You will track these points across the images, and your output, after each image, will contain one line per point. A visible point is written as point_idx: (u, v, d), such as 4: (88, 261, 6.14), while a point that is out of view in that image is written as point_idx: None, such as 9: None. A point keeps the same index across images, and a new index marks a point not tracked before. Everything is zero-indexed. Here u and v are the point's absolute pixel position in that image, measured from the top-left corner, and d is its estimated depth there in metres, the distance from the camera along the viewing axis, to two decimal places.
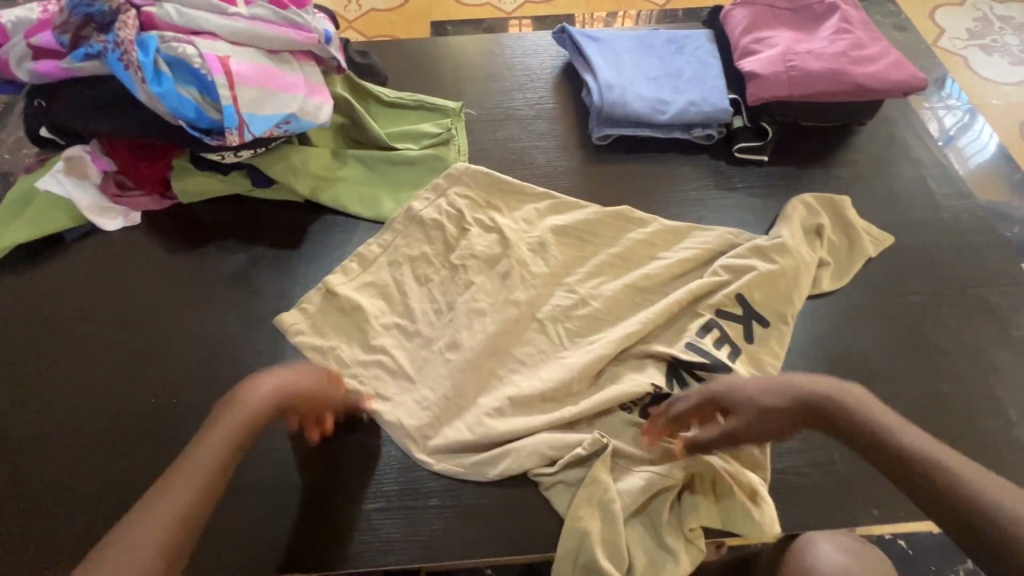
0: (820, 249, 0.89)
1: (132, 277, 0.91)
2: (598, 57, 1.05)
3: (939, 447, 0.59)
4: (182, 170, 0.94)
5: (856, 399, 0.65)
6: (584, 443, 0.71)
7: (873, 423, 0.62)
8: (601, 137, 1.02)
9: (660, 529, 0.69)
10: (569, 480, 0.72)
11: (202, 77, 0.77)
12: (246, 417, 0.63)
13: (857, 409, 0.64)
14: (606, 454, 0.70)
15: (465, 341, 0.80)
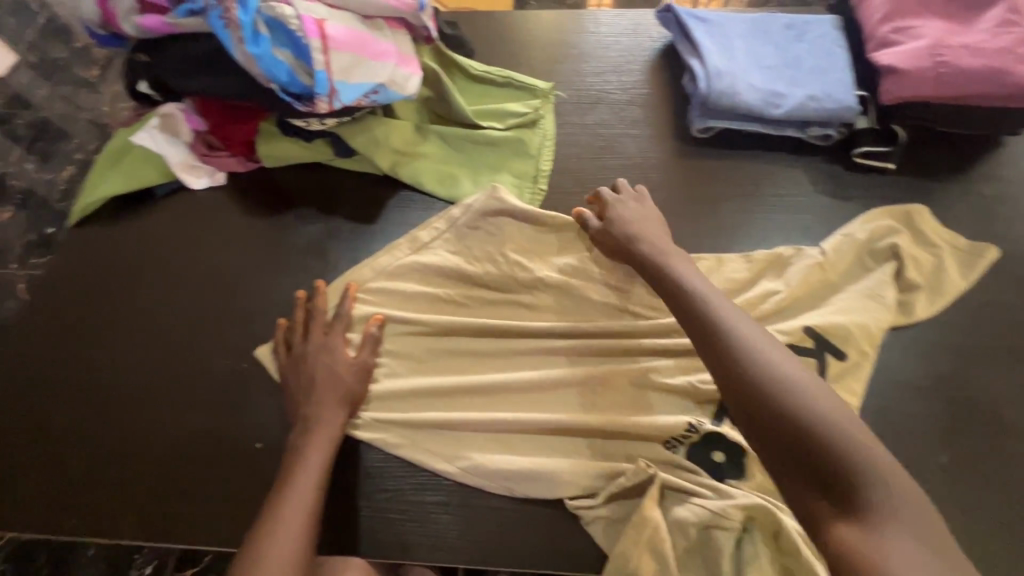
0: (933, 275, 0.81)
1: (217, 237, 0.92)
2: (707, 41, 0.96)
3: (823, 397, 0.57)
4: (270, 134, 0.93)
5: (758, 336, 0.63)
6: (626, 473, 0.67)
7: (796, 393, 0.57)
8: (702, 130, 0.93)
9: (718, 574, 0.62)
10: (616, 515, 0.66)
11: (297, 40, 0.74)
12: (328, 444, 0.67)
13: (756, 347, 0.61)
14: (654, 487, 0.65)
15: (537, 338, 0.77)
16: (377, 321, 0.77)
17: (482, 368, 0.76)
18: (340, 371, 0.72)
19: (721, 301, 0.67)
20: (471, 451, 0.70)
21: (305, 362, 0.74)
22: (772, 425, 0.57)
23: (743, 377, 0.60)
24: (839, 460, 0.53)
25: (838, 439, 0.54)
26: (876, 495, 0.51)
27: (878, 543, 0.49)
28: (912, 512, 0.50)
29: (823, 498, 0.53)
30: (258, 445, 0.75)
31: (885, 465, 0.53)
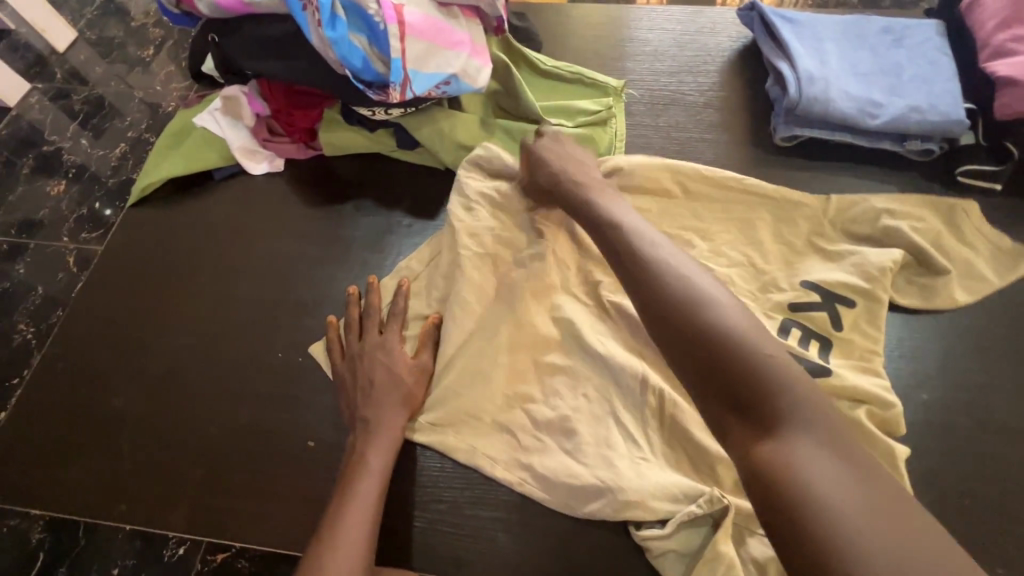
0: None
1: (273, 225, 0.90)
2: (797, 43, 0.89)
3: (728, 311, 0.54)
4: (333, 122, 0.91)
5: (670, 259, 0.59)
6: (699, 499, 0.60)
7: (717, 324, 0.53)
8: (787, 138, 0.87)
9: None
10: (687, 549, 0.60)
11: (375, 26, 0.72)
12: (388, 450, 0.65)
13: (669, 270, 0.58)
14: (728, 520, 0.58)
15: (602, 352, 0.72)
16: (434, 320, 0.74)
17: (544, 379, 0.71)
18: (399, 373, 0.70)
19: (639, 229, 0.64)
20: (533, 466, 0.66)
21: (362, 360, 0.71)
22: (685, 352, 0.53)
23: (655, 302, 0.56)
24: (745, 374, 0.49)
25: (748, 352, 0.50)
26: (784, 405, 0.48)
27: (790, 455, 0.45)
28: (822, 416, 0.47)
29: (734, 418, 0.49)
30: (310, 444, 0.73)
31: (794, 373, 0.50)
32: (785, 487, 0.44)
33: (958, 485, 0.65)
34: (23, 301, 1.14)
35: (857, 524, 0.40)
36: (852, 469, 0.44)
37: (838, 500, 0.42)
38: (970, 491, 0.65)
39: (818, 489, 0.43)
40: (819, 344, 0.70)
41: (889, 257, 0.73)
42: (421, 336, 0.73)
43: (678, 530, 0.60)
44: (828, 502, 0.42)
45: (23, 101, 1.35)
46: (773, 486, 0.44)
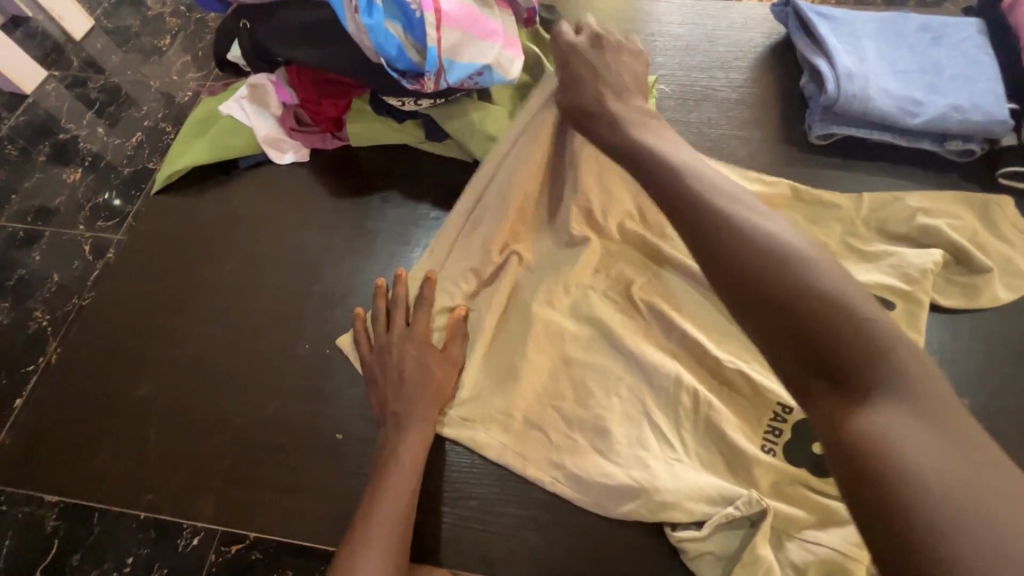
0: None
1: (297, 215, 0.89)
2: (834, 39, 0.87)
3: (823, 274, 0.49)
4: (360, 113, 0.90)
5: (746, 215, 0.55)
6: (737, 501, 0.58)
7: (795, 278, 0.49)
8: (822, 136, 0.86)
9: None
10: (723, 551, 0.58)
11: (411, 14, 0.70)
12: (420, 443, 0.64)
13: (747, 227, 0.53)
14: (767, 524, 0.56)
15: None
16: (460, 313, 0.72)
17: (574, 378, 0.70)
18: (430, 366, 0.68)
19: (706, 181, 0.59)
20: (564, 464, 0.65)
21: (393, 353, 0.69)
22: (765, 313, 0.49)
23: (731, 261, 0.52)
24: (830, 331, 0.45)
25: (841, 314, 0.46)
26: (875, 366, 0.44)
27: (882, 422, 0.41)
28: (925, 386, 0.42)
29: (820, 385, 0.45)
30: (336, 436, 0.72)
31: (897, 339, 0.45)
32: (872, 454, 0.40)
33: None
34: (39, 289, 1.13)
35: (961, 502, 0.36)
36: (951, 435, 0.39)
37: (934, 468, 0.37)
38: None
39: (910, 457, 0.39)
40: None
41: (929, 257, 0.71)
42: (450, 329, 0.71)
43: (714, 533, 0.58)
44: (922, 472, 0.38)
45: (39, 89, 1.34)
46: (860, 452, 0.40)
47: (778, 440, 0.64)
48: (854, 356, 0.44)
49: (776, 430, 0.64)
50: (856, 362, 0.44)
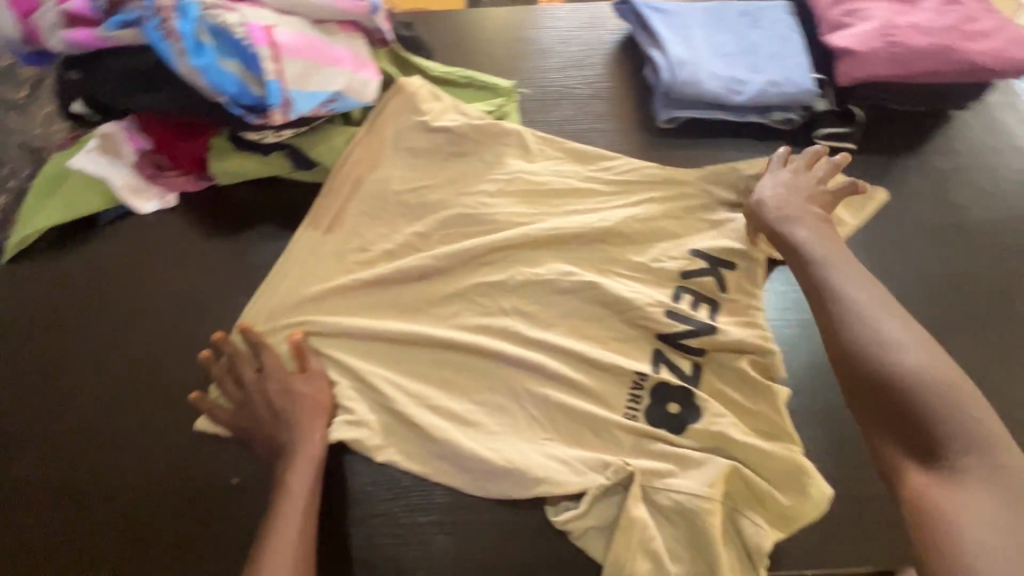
0: (893, 252, 0.83)
1: (171, 263, 0.86)
2: (666, 31, 0.96)
3: (915, 364, 0.58)
4: (221, 150, 0.88)
5: (868, 303, 0.63)
6: (607, 471, 0.66)
7: (900, 364, 0.58)
8: (668, 120, 0.93)
9: (712, 550, 0.61)
10: (601, 522, 0.64)
11: (243, 48, 0.70)
12: (311, 460, 0.66)
13: (859, 315, 0.62)
14: (634, 487, 0.64)
15: (510, 347, 0.74)
16: (298, 334, 0.75)
17: (465, 378, 0.74)
18: (316, 393, 0.72)
19: (842, 273, 0.67)
20: (461, 462, 0.68)
21: (260, 392, 0.71)
22: (866, 392, 0.59)
23: (848, 345, 0.61)
24: (919, 413, 0.55)
25: (958, 402, 0.55)
26: (952, 448, 0.53)
27: (948, 487, 0.51)
28: (1004, 472, 0.50)
29: (904, 453, 0.55)
30: (232, 481, 0.71)
31: (976, 430, 0.53)
32: (930, 516, 0.49)
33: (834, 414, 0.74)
34: None
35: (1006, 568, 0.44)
36: (1017, 513, 0.47)
37: (978, 530, 0.47)
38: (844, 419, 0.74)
39: (966, 524, 0.47)
40: (707, 306, 0.76)
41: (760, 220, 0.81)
42: (292, 348, 0.74)
43: (597, 504, 0.65)
44: (973, 540, 0.46)
45: None
46: (924, 516, 0.50)
47: (641, 405, 0.71)
48: (959, 441, 0.53)
49: (636, 397, 0.71)
50: (952, 445, 0.53)
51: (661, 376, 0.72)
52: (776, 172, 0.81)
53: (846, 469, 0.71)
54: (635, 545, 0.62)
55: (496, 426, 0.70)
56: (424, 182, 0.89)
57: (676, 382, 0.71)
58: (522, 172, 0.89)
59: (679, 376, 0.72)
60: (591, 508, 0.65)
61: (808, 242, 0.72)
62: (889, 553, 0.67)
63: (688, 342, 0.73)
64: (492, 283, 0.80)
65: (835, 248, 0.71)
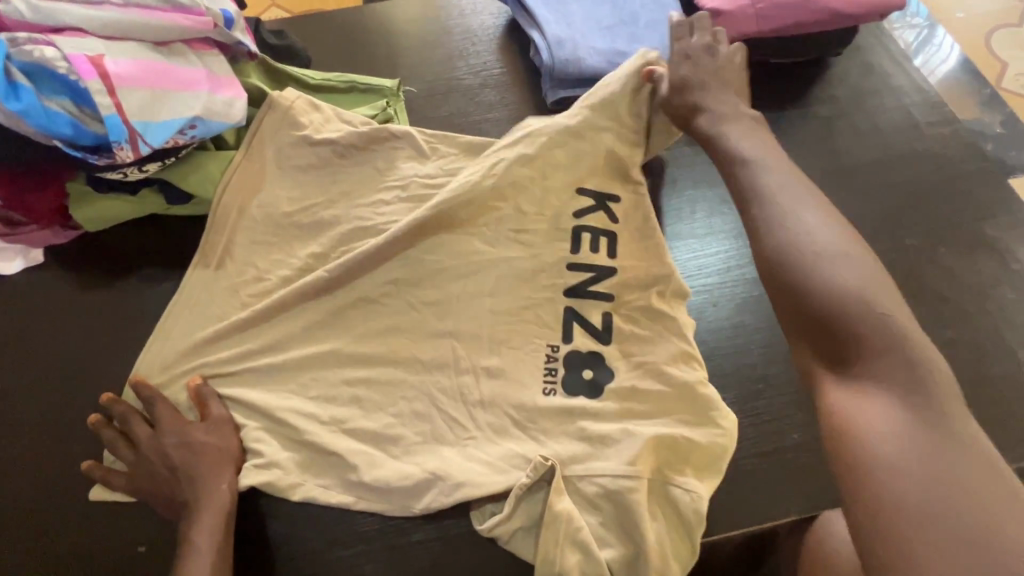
0: None
1: (46, 323, 0.79)
2: (542, 9, 0.93)
3: (838, 265, 0.52)
4: (83, 196, 0.80)
5: (787, 206, 0.57)
6: (528, 469, 0.64)
7: (821, 269, 0.53)
8: (557, 101, 0.92)
9: (637, 531, 0.62)
10: (528, 521, 0.63)
11: (73, 84, 0.65)
12: (216, 518, 0.63)
13: (779, 219, 0.56)
14: (556, 479, 0.63)
15: (420, 358, 0.72)
16: (195, 380, 0.71)
17: (377, 398, 0.71)
18: (216, 443, 0.67)
19: (760, 173, 0.61)
20: (380, 486, 0.66)
21: (155, 450, 0.66)
22: (786, 299, 0.54)
23: (769, 252, 0.55)
24: (838, 319, 0.51)
25: (875, 307, 0.50)
26: (873, 359, 0.49)
27: (866, 400, 0.47)
28: (924, 381, 0.47)
29: (822, 361, 0.51)
30: (141, 548, 0.67)
31: (902, 337, 0.49)
32: (847, 438, 0.46)
33: (747, 373, 0.76)
34: None
35: (914, 487, 0.42)
36: (931, 428, 0.44)
37: (894, 449, 0.44)
38: (757, 375, 0.75)
39: (880, 443, 0.44)
40: (605, 239, 0.77)
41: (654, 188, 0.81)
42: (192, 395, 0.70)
43: (520, 504, 0.64)
44: (890, 459, 0.43)
45: None
46: (842, 436, 0.47)
47: (555, 376, 0.71)
48: (874, 349, 0.49)
49: (551, 367, 0.71)
50: (866, 353, 0.49)
51: (570, 347, 0.72)
52: (699, 52, 0.75)
53: (761, 425, 0.73)
54: (559, 542, 0.61)
55: (415, 442, 0.68)
56: (309, 199, 0.83)
57: (586, 349, 0.72)
58: (415, 173, 0.84)
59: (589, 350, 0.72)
60: (516, 507, 0.64)
61: (739, 144, 0.66)
62: (814, 501, 0.69)
63: (595, 290, 0.75)
64: (394, 294, 0.76)
65: (768, 154, 0.65)
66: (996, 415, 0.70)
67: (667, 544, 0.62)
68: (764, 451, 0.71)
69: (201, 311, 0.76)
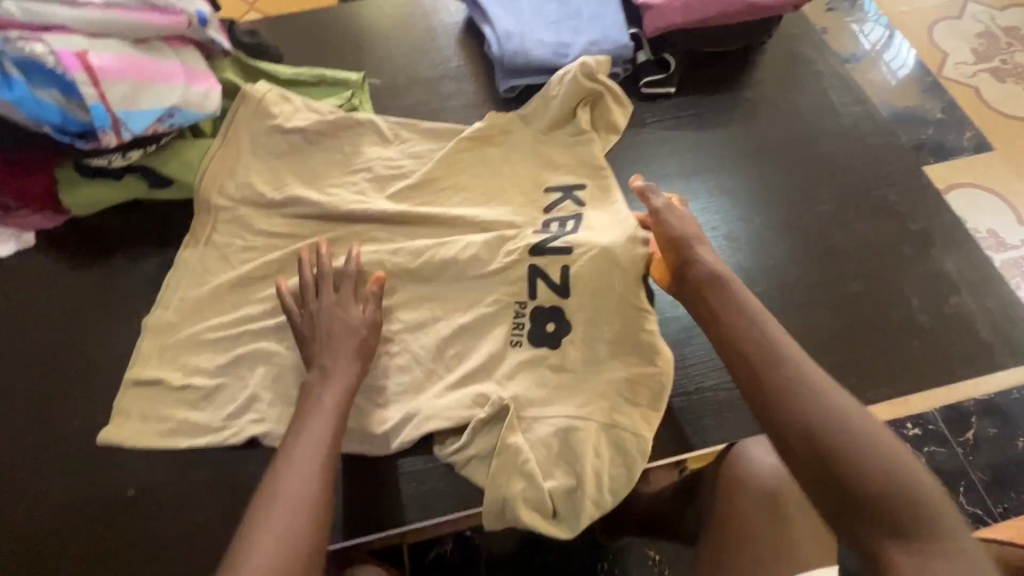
0: (721, 179, 0.93)
1: (38, 301, 0.86)
2: (494, 7, 1.02)
3: (864, 421, 0.57)
4: (70, 181, 0.87)
5: (795, 363, 0.61)
6: (485, 406, 0.73)
7: (836, 431, 0.56)
8: (509, 90, 1.00)
9: (573, 460, 0.70)
10: (482, 452, 0.72)
11: (60, 77, 0.73)
12: (340, 392, 0.68)
13: (792, 377, 0.60)
14: (508, 416, 0.71)
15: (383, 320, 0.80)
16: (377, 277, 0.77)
17: None
18: (353, 325, 0.73)
19: (762, 326, 0.65)
20: (348, 430, 0.74)
21: (318, 322, 0.73)
22: (822, 489, 0.56)
23: (797, 423, 0.58)
24: (864, 483, 0.54)
25: (895, 470, 0.54)
26: (907, 523, 0.53)
27: (915, 566, 0.51)
28: (951, 542, 0.52)
29: (867, 527, 0.54)
30: (131, 493, 0.74)
31: (921, 493, 0.53)
32: None
33: (678, 327, 0.85)
34: None
35: None
36: None
37: None
38: (686, 329, 0.85)
39: None
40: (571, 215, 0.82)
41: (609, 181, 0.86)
42: (359, 295, 0.76)
43: (477, 436, 0.72)
44: None
45: None
46: None
47: (523, 330, 0.77)
48: (903, 507, 0.53)
49: (519, 323, 0.78)
50: (900, 515, 0.53)
51: (534, 305, 0.78)
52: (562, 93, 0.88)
53: (689, 371, 0.82)
54: (507, 471, 0.69)
55: (378, 393, 0.76)
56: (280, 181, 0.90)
57: (548, 303, 0.78)
58: (379, 156, 0.92)
59: (549, 308, 0.78)
60: (473, 438, 0.72)
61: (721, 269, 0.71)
62: (733, 435, 0.78)
63: (554, 246, 0.79)
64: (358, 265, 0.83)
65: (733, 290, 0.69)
66: (895, 355, 0.79)
67: (603, 474, 0.70)
68: (689, 391, 0.81)
69: (182, 283, 0.83)
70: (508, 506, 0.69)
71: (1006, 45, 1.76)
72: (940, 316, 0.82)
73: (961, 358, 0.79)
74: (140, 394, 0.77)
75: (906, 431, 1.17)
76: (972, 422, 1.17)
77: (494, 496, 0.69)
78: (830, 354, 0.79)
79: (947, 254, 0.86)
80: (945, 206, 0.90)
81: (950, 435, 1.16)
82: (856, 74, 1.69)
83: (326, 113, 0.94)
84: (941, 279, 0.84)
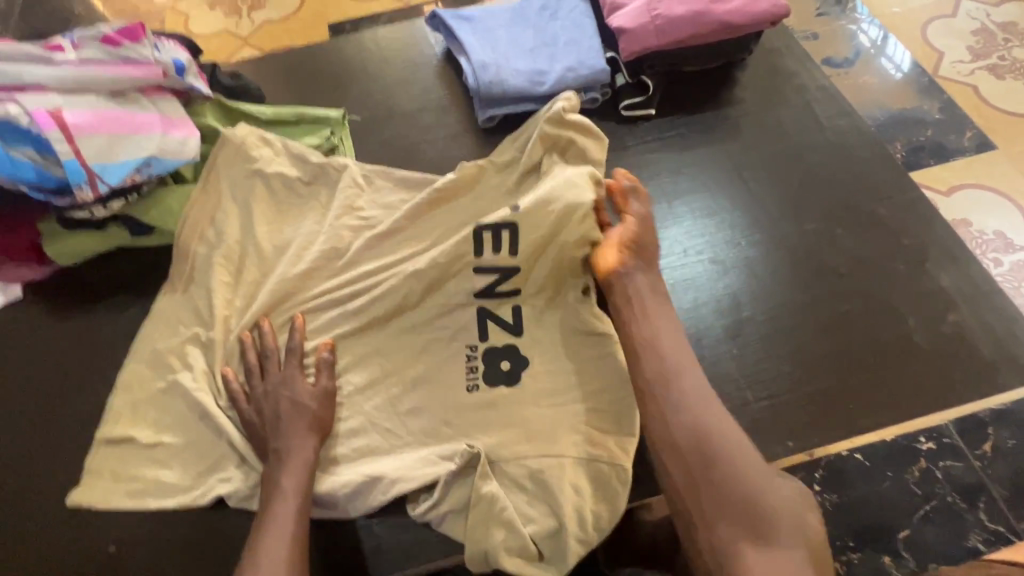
0: (704, 200, 0.91)
1: (22, 352, 0.87)
2: (469, 37, 1.02)
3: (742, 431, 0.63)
4: (53, 233, 0.88)
5: (684, 375, 0.66)
6: (456, 456, 0.70)
7: (710, 439, 0.61)
8: (488, 119, 1.00)
9: (557, 502, 0.68)
10: (457, 506, 0.69)
11: (35, 135, 0.74)
12: (302, 469, 0.68)
13: (678, 387, 0.65)
14: (481, 466, 0.69)
15: (363, 362, 0.79)
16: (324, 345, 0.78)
17: None
18: (301, 399, 0.73)
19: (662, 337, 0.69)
20: (327, 477, 0.72)
21: (272, 395, 0.73)
22: (692, 486, 0.60)
23: (683, 427, 0.62)
24: (728, 486, 0.59)
25: (755, 478, 0.59)
26: (760, 522, 0.57)
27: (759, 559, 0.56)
28: (794, 543, 0.57)
29: (725, 526, 0.58)
30: (112, 548, 0.73)
31: (775, 500, 0.58)
32: None
33: None
34: None
35: None
36: None
37: None
38: None
39: None
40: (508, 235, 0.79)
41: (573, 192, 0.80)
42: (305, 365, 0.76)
43: (450, 490, 0.70)
44: None
45: None
46: None
47: (476, 371, 0.78)
48: (757, 509, 0.58)
49: (473, 367, 0.78)
50: (754, 515, 0.58)
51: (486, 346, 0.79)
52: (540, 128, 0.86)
53: None
54: (486, 522, 0.67)
55: (359, 438, 0.75)
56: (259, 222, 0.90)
57: (502, 343, 0.79)
58: (356, 193, 0.91)
59: (501, 347, 0.79)
60: (446, 490, 0.70)
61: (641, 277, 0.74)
62: None
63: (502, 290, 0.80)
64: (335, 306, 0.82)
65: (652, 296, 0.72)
66: (892, 379, 0.76)
67: (588, 516, 0.68)
68: None
69: (164, 331, 0.83)
70: (490, 554, 0.67)
71: (1003, 41, 1.72)
72: (938, 336, 0.79)
73: (962, 379, 0.76)
74: (122, 445, 0.76)
75: (919, 445, 1.12)
76: (990, 435, 1.11)
77: (476, 544, 0.67)
78: (824, 380, 0.77)
79: (942, 270, 0.83)
80: (939, 219, 0.87)
81: (966, 448, 1.11)
82: (849, 78, 1.67)
83: (305, 151, 0.93)
84: (936, 296, 0.81)
